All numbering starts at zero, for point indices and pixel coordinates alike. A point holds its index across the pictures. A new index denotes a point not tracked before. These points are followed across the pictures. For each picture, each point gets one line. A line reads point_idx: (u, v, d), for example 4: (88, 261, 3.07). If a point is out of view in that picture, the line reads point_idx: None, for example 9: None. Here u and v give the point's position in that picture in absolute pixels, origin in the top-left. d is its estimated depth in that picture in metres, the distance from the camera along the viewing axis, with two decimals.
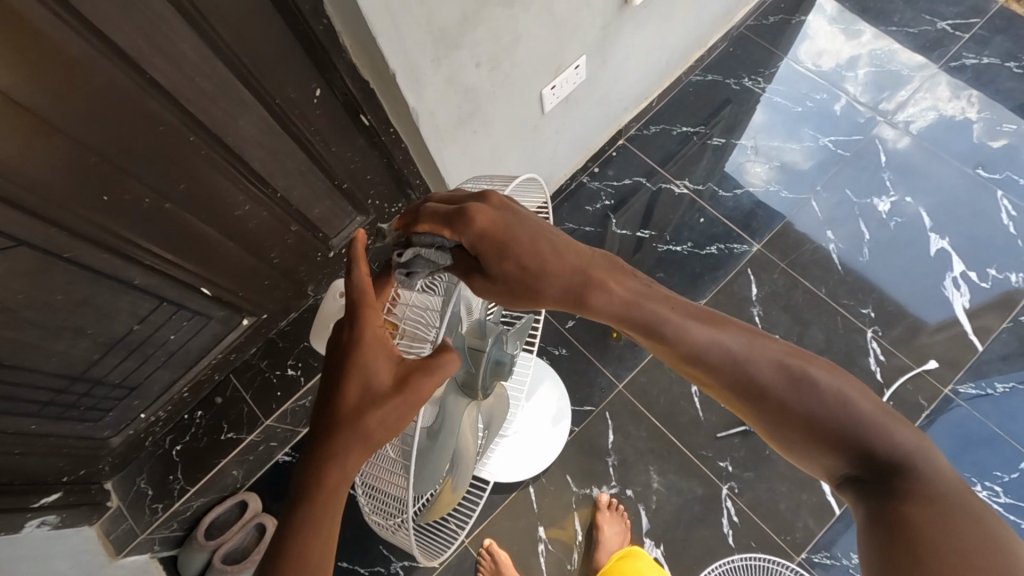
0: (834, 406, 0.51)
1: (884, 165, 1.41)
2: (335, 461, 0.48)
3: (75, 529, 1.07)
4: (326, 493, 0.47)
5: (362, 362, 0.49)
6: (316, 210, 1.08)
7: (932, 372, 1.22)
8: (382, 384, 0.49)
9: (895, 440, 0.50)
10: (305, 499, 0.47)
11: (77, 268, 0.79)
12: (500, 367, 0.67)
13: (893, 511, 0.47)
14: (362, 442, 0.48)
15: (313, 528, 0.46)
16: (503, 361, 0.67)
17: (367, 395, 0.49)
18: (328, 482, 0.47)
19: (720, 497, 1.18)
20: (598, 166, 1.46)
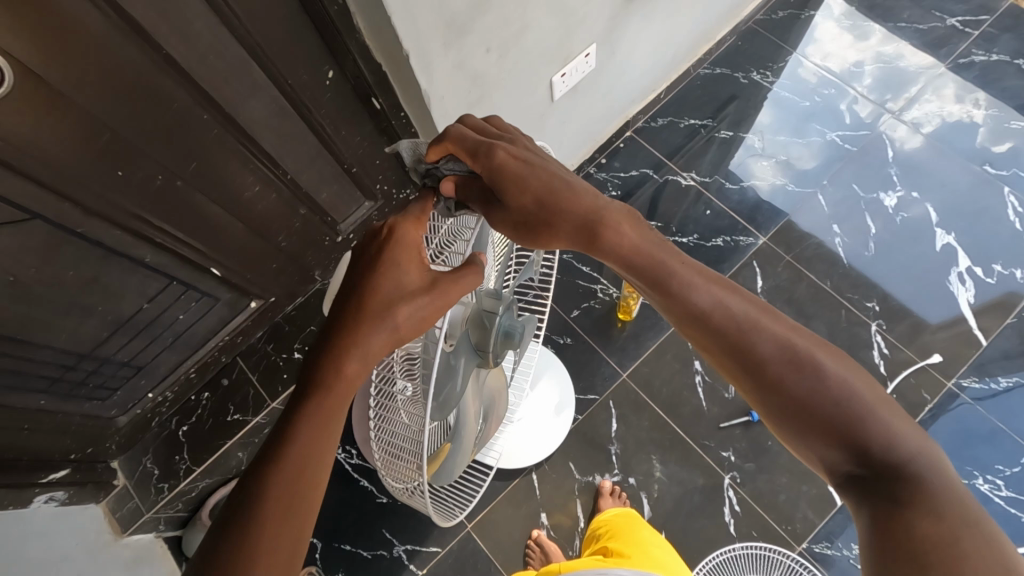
0: (833, 408, 0.47)
1: (890, 161, 1.41)
2: (345, 357, 0.48)
3: (81, 506, 1.09)
4: (342, 382, 0.47)
5: (400, 262, 0.51)
6: (325, 194, 1.09)
7: (935, 366, 1.22)
8: (415, 285, 0.51)
9: (899, 448, 0.45)
10: (319, 387, 0.47)
11: (88, 244, 0.80)
12: (511, 335, 0.66)
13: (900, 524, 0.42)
14: (388, 336, 0.49)
15: (318, 423, 0.46)
16: (513, 330, 0.66)
17: (384, 297, 0.50)
18: (336, 375, 0.47)
19: (721, 487, 1.19)
20: (605, 157, 1.46)
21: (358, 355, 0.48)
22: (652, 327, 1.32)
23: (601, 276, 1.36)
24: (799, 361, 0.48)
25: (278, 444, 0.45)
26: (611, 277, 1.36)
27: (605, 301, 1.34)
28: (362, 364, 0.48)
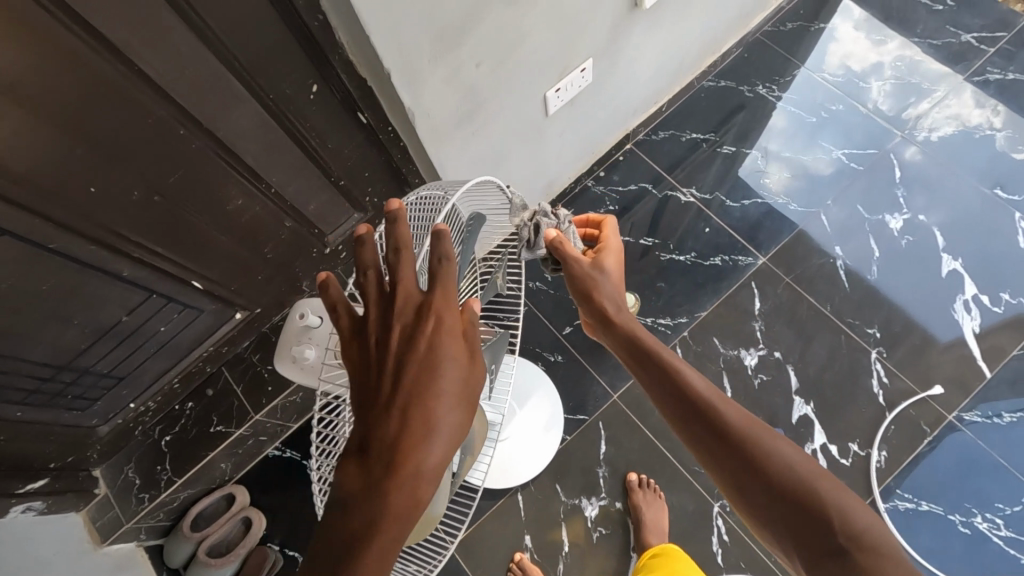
0: (787, 484, 0.51)
1: (898, 181, 1.37)
2: (425, 414, 0.43)
3: (60, 515, 1.07)
4: (424, 436, 0.42)
5: (435, 298, 0.45)
6: (312, 206, 1.07)
7: (936, 397, 1.18)
8: (454, 318, 0.45)
9: (853, 522, 0.48)
10: (409, 447, 0.42)
11: (62, 258, 0.78)
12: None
13: None
14: (455, 370, 0.44)
15: (410, 486, 0.41)
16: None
17: (445, 336, 0.44)
18: (403, 442, 0.42)
19: (710, 514, 1.16)
20: (604, 170, 1.43)
21: (440, 413, 0.43)
22: None
23: None
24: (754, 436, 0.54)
25: (349, 534, 0.40)
26: None
27: None
28: (436, 418, 0.43)
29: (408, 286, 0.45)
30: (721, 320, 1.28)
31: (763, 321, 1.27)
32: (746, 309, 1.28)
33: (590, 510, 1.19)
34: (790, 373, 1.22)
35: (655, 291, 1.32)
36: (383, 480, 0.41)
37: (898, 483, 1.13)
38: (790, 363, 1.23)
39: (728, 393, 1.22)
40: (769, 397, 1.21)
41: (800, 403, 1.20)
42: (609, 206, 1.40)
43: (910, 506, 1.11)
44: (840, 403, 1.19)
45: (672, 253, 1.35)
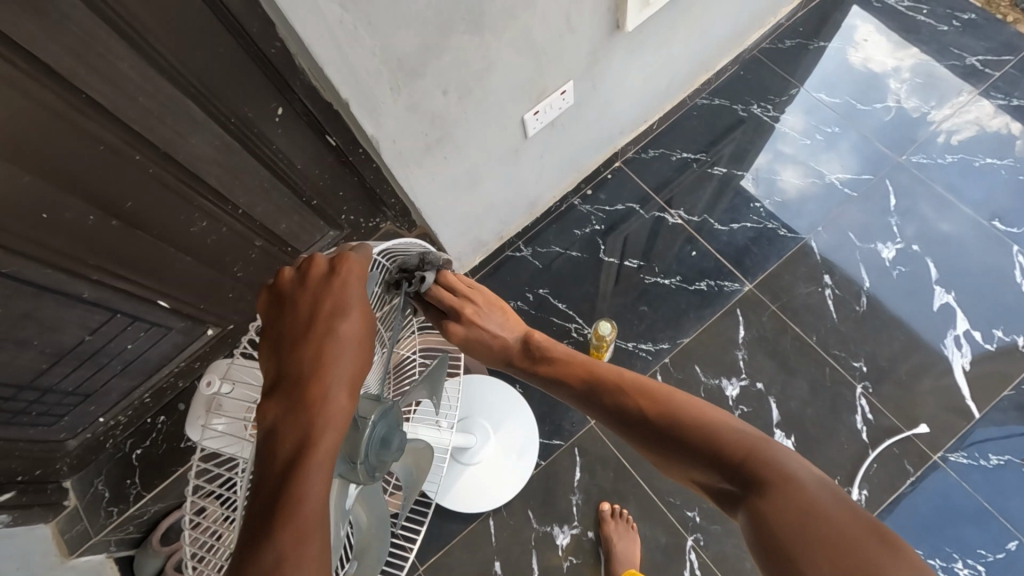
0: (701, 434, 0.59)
1: (892, 208, 1.33)
2: (305, 446, 0.46)
3: (29, 527, 1.07)
4: (300, 477, 0.45)
5: (320, 339, 0.50)
6: (284, 225, 1.05)
7: (922, 436, 1.14)
8: (339, 360, 0.50)
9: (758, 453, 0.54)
10: (283, 491, 0.44)
11: (17, 283, 0.77)
12: (388, 445, 0.56)
13: (755, 504, 0.50)
14: (333, 408, 0.48)
15: (286, 537, 0.42)
16: (390, 438, 0.56)
17: (320, 366, 0.49)
18: (281, 488, 0.44)
19: (683, 548, 1.13)
20: (591, 188, 1.41)
21: (321, 438, 0.46)
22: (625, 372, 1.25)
23: (577, 316, 1.31)
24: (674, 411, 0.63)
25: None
26: (588, 317, 1.31)
27: (579, 341, 1.29)
28: (313, 460, 0.45)
29: (299, 326, 0.51)
30: (703, 348, 1.25)
31: (746, 350, 1.24)
32: (730, 337, 1.25)
33: (562, 539, 1.17)
34: (771, 406, 1.19)
35: (637, 315, 1.29)
36: (270, 522, 0.43)
37: None
38: (772, 395, 1.20)
39: None
40: None
41: (780, 437, 1.17)
42: (594, 226, 1.38)
43: None
44: (821, 439, 1.16)
45: (657, 276, 1.32)
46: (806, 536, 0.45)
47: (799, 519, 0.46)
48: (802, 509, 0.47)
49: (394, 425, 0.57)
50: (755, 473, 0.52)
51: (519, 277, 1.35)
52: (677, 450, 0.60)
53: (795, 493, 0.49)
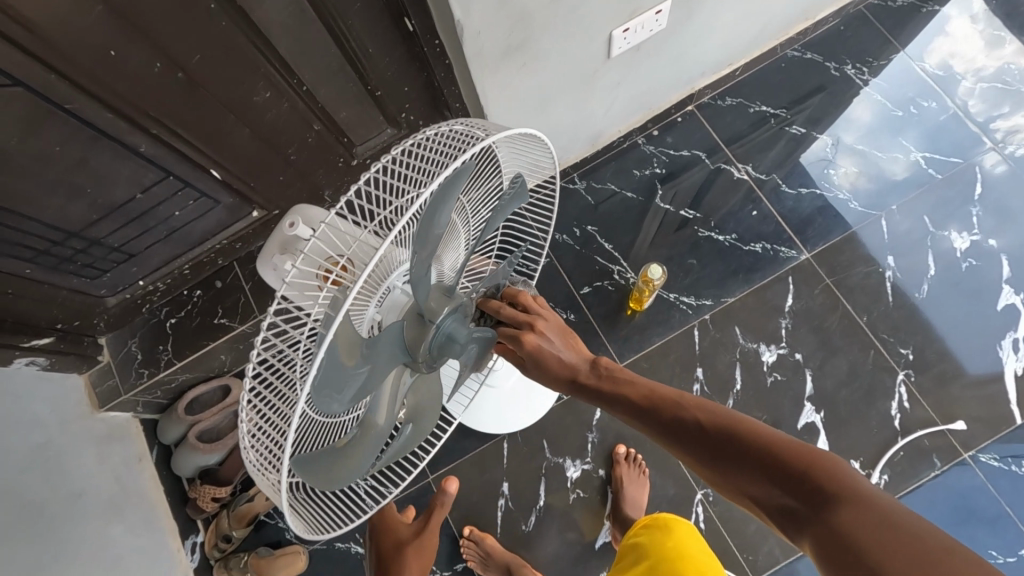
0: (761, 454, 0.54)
1: (976, 198, 1.25)
2: None
3: (63, 375, 1.12)
4: None
5: None
6: (343, 114, 1.01)
7: (956, 433, 1.11)
8: None
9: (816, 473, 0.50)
10: None
11: (76, 122, 0.75)
12: (453, 340, 0.58)
13: (831, 527, 0.46)
14: None
15: None
16: (455, 337, 0.57)
17: None
18: None
19: (690, 501, 1.14)
20: (658, 130, 1.34)
21: None
22: (661, 322, 1.23)
23: (622, 258, 1.27)
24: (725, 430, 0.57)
25: None
26: (633, 261, 1.27)
27: (620, 284, 1.26)
28: None
29: None
30: (747, 310, 1.21)
31: (790, 320, 1.20)
32: (776, 304, 1.21)
33: (572, 472, 1.18)
34: (807, 379, 1.17)
35: (685, 268, 1.25)
36: None
37: None
38: (808, 368, 1.17)
39: (737, 385, 1.18)
40: (777, 398, 1.16)
41: (809, 410, 1.15)
42: (655, 169, 1.32)
43: None
44: (851, 419, 1.14)
45: (711, 231, 1.27)
46: (894, 550, 0.42)
47: (897, 543, 0.43)
48: (882, 526, 0.44)
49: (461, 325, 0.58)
50: (818, 488, 0.49)
51: (569, 210, 1.31)
52: (736, 465, 0.55)
53: (865, 507, 0.46)
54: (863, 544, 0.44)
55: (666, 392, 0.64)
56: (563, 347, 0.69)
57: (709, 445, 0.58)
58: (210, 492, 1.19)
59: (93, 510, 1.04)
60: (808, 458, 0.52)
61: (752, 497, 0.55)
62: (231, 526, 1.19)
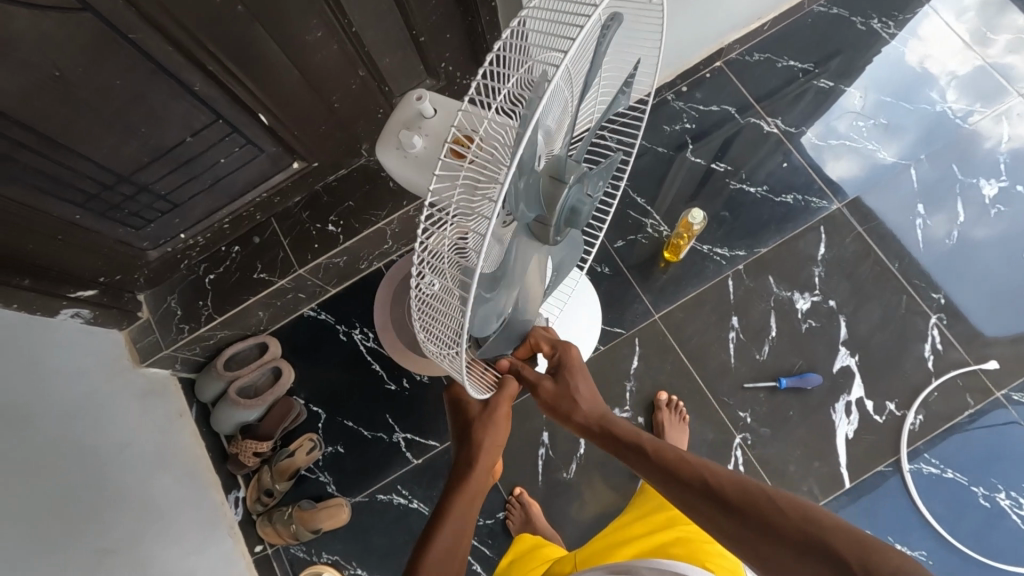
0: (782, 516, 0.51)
1: (1002, 147, 1.27)
2: None
3: (104, 330, 1.12)
4: None
5: None
6: (387, 61, 1.02)
7: (988, 373, 1.14)
8: None
9: (840, 541, 0.47)
10: None
11: (138, 54, 0.76)
12: (576, 211, 0.57)
13: None
14: None
15: None
16: (580, 208, 0.57)
17: None
18: None
19: (729, 445, 1.16)
20: (687, 86, 1.35)
21: None
22: (696, 273, 1.24)
23: (654, 211, 1.29)
24: (736, 491, 0.54)
25: None
26: (665, 215, 1.29)
27: (653, 237, 1.27)
28: None
29: None
30: (780, 260, 1.23)
31: (823, 268, 1.22)
32: (808, 253, 1.23)
33: None
34: (841, 324, 1.19)
35: (717, 219, 1.27)
36: None
37: (927, 447, 1.12)
38: (842, 314, 1.19)
39: (772, 332, 1.20)
40: (812, 344, 1.18)
41: (845, 354, 1.17)
42: (685, 124, 1.33)
43: (934, 472, 1.10)
44: (884, 362, 1.16)
45: (742, 182, 1.29)
46: None
47: None
48: None
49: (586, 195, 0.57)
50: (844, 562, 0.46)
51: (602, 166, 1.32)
52: (748, 527, 0.52)
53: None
54: None
55: (670, 450, 0.62)
56: (585, 386, 0.71)
57: (719, 500, 0.55)
58: (251, 447, 1.19)
59: (144, 460, 1.05)
60: (832, 528, 0.48)
61: (763, 561, 0.51)
62: (274, 480, 1.20)
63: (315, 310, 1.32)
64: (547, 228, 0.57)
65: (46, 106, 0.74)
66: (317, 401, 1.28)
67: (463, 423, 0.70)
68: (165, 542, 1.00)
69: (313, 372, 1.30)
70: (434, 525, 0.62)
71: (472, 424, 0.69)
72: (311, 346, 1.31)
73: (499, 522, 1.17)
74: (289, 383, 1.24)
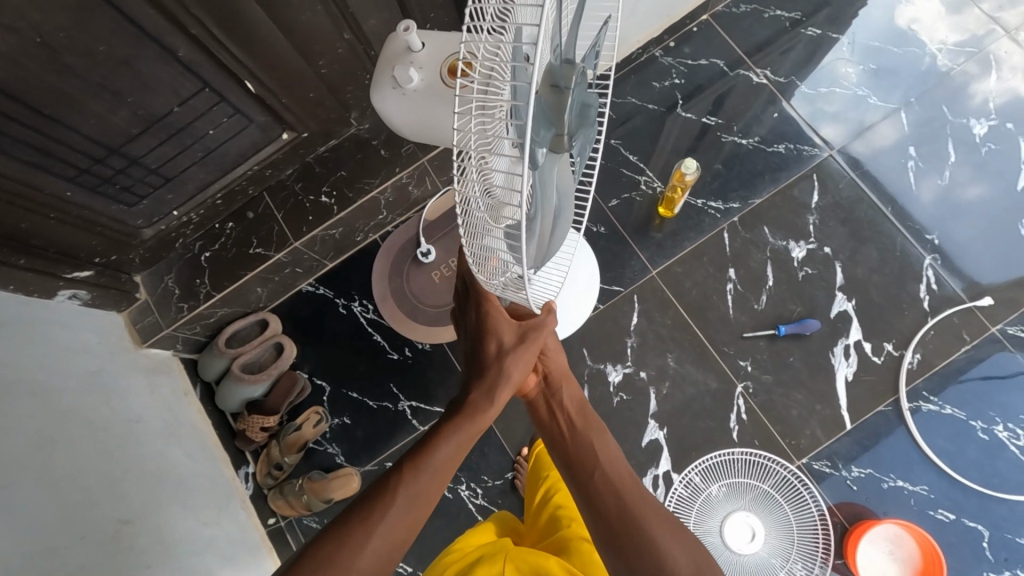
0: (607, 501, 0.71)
1: (992, 86, 1.28)
2: None
3: (102, 311, 1.11)
4: None
5: None
6: (372, 23, 1.01)
7: (983, 309, 1.16)
8: None
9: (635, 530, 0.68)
10: None
11: (119, 17, 0.74)
12: (588, 113, 0.48)
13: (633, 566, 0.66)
14: None
15: None
16: (590, 107, 0.48)
17: None
18: None
19: (732, 394, 1.17)
20: (674, 41, 1.34)
21: None
22: (692, 227, 1.25)
23: (647, 168, 1.29)
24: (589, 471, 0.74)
25: None
26: (659, 172, 1.29)
27: (647, 194, 1.27)
28: None
29: None
30: (774, 209, 1.24)
31: (818, 215, 1.23)
32: (802, 201, 1.23)
33: (614, 376, 1.20)
34: (837, 270, 1.20)
35: (711, 173, 1.27)
36: None
37: (925, 385, 1.13)
38: (838, 260, 1.20)
39: (769, 281, 1.21)
40: (810, 290, 1.19)
41: (842, 299, 1.18)
42: (674, 80, 1.33)
43: (933, 409, 1.12)
44: (882, 304, 1.17)
45: (734, 136, 1.29)
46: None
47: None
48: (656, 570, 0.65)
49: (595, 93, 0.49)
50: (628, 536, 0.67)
51: None
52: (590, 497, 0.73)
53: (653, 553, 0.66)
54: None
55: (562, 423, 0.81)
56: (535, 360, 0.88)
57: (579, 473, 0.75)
58: (259, 422, 1.20)
59: (151, 433, 1.06)
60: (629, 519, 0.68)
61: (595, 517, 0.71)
62: (283, 453, 1.21)
63: (314, 285, 1.32)
64: (562, 138, 0.48)
65: (29, 73, 0.73)
66: (322, 375, 1.29)
67: (491, 352, 0.65)
68: (182, 510, 1.01)
69: (316, 345, 1.30)
70: (433, 438, 0.62)
71: (504, 367, 0.64)
72: (312, 320, 1.31)
73: (508, 482, 1.18)
74: (291, 358, 1.24)
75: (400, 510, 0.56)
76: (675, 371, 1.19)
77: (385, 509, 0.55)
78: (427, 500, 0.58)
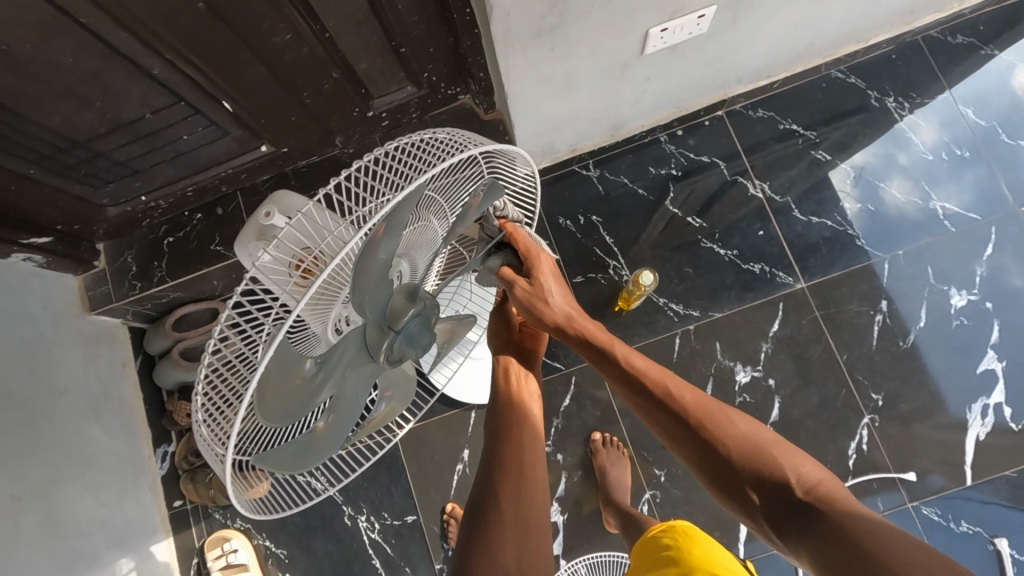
0: (747, 462, 0.58)
1: (985, 257, 1.23)
2: None
3: (57, 275, 1.14)
4: None
5: None
6: (364, 65, 1.00)
7: (906, 483, 1.14)
8: None
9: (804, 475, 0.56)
10: None
11: (88, 36, 0.74)
12: (413, 341, 0.61)
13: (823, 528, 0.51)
14: None
15: None
16: (417, 336, 0.61)
17: None
18: None
19: (637, 499, 1.18)
20: (682, 130, 1.31)
21: None
22: (645, 325, 1.24)
23: (620, 254, 1.27)
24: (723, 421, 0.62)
25: None
26: (630, 260, 1.27)
27: (612, 280, 1.26)
28: None
29: None
30: (732, 328, 1.22)
31: (772, 345, 1.22)
32: (761, 327, 1.22)
33: None
34: (774, 405, 1.19)
35: (680, 275, 1.25)
36: None
37: None
38: (779, 395, 1.19)
39: None
40: None
41: None
42: (672, 169, 1.30)
43: None
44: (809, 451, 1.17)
45: (714, 243, 1.26)
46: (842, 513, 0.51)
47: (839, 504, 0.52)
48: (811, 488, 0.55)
49: (425, 326, 0.61)
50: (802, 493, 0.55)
51: (577, 196, 1.30)
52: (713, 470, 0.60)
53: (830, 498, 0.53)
54: (840, 506, 0.52)
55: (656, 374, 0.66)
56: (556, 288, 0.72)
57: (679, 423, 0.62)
58: (185, 408, 1.22)
59: (75, 411, 1.09)
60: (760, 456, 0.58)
61: (742, 482, 0.58)
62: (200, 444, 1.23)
63: None
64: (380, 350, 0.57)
65: None
66: None
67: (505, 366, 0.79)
68: (80, 493, 1.04)
69: None
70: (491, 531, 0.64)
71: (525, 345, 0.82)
72: None
73: (405, 525, 1.22)
74: None
75: (515, 534, 0.64)
76: (591, 462, 1.19)
77: (506, 549, 0.63)
78: (531, 500, 0.67)
